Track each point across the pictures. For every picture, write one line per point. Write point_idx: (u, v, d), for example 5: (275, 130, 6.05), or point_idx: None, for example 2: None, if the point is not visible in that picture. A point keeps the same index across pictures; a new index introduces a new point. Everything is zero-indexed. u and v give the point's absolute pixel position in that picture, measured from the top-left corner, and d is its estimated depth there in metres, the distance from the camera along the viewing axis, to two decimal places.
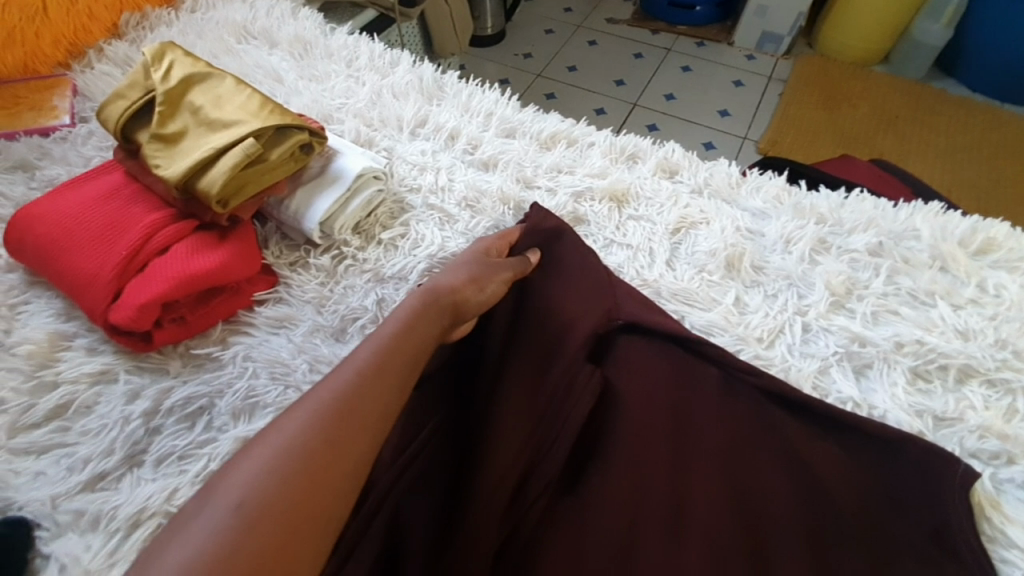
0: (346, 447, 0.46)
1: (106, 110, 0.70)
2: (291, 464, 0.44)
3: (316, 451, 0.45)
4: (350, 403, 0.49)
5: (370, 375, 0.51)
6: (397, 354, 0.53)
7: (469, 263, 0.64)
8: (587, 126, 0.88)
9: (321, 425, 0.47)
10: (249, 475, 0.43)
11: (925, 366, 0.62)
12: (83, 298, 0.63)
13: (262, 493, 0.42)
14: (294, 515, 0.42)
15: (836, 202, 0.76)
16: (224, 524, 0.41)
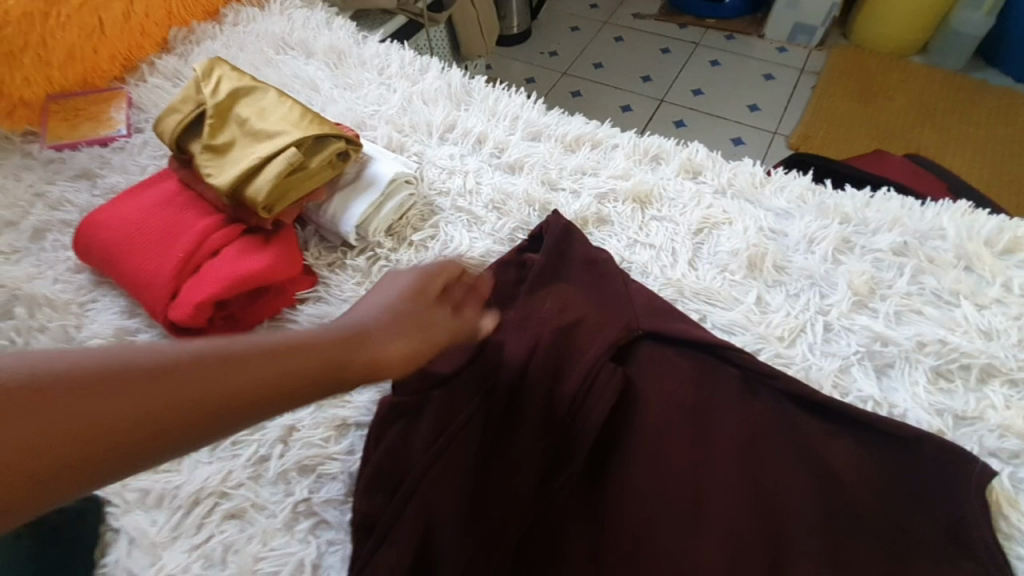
0: (279, 388, 0.48)
1: (163, 123, 0.76)
2: (229, 352, 0.47)
3: (250, 376, 0.47)
4: (314, 349, 0.50)
5: (349, 335, 0.53)
6: (388, 340, 0.55)
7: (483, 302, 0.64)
8: (611, 128, 0.90)
9: (277, 352, 0.49)
10: (186, 357, 0.46)
11: (948, 365, 0.62)
12: (144, 298, 0.68)
13: (181, 373, 0.45)
14: (171, 408, 0.44)
15: (861, 201, 0.76)
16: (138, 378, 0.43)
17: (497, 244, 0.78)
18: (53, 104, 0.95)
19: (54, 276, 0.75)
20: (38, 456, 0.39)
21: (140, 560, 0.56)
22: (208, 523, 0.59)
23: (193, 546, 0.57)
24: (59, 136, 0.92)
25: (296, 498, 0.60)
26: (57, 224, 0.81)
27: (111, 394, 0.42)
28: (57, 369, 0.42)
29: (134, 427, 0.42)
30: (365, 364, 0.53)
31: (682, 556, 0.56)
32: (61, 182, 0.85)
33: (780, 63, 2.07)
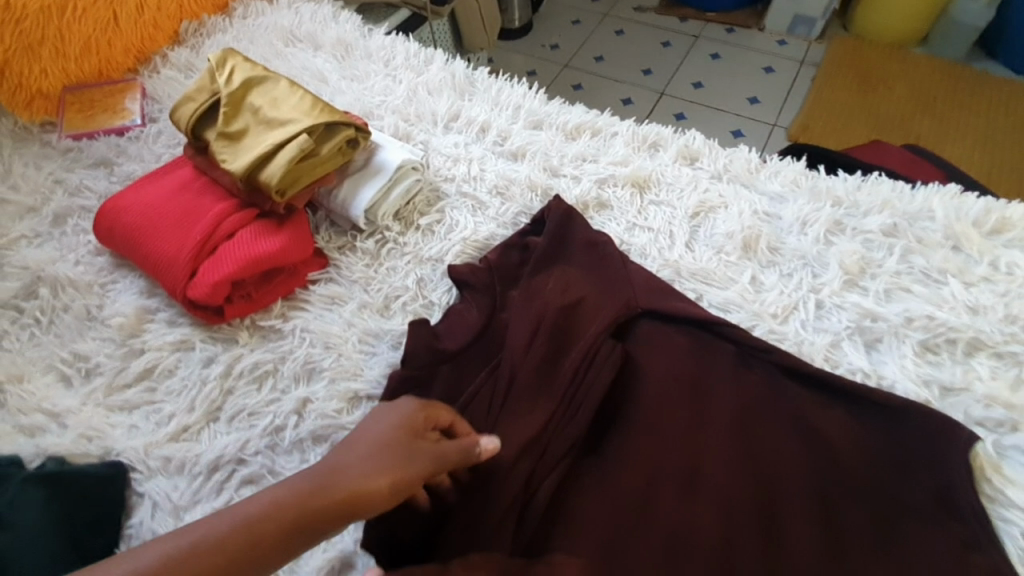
0: (352, 503, 0.49)
1: (179, 111, 0.79)
2: (291, 493, 0.48)
3: (322, 501, 0.48)
4: (367, 460, 0.51)
5: (388, 452, 0.52)
6: (429, 453, 0.54)
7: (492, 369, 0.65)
8: (611, 116, 0.93)
9: (332, 471, 0.50)
10: (260, 500, 0.48)
11: (935, 339, 0.65)
12: (164, 278, 0.72)
13: (263, 517, 0.46)
14: (272, 543, 0.46)
15: (853, 185, 0.78)
16: (227, 528, 0.46)
17: (500, 228, 0.81)
18: (70, 96, 0.98)
19: (75, 258, 0.78)
20: None
21: (164, 523, 0.60)
22: (227, 489, 0.62)
23: (214, 509, 0.60)
24: (76, 126, 0.95)
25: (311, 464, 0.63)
26: (77, 210, 0.84)
27: (209, 543, 0.45)
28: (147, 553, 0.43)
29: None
30: (422, 461, 0.52)
31: (678, 515, 0.59)
32: (79, 170, 0.89)
33: (780, 55, 2.09)
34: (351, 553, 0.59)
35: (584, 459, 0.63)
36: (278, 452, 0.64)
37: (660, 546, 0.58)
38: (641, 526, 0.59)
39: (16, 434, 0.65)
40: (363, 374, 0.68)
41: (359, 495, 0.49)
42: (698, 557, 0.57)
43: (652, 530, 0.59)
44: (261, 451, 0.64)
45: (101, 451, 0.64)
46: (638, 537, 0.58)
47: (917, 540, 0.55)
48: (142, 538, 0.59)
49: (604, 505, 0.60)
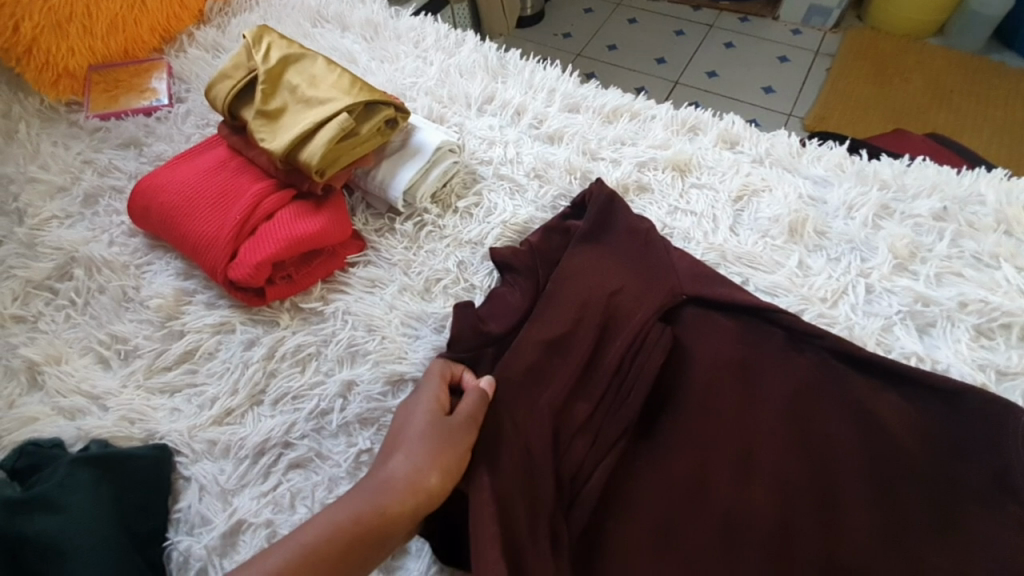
0: (412, 495, 0.52)
1: (214, 89, 0.78)
2: (342, 516, 0.50)
3: (388, 505, 0.51)
4: (413, 453, 0.54)
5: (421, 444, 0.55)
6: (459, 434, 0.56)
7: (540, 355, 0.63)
8: (647, 100, 0.91)
9: (380, 484, 0.52)
10: (317, 526, 0.49)
11: (989, 324, 0.64)
12: (204, 258, 0.71)
13: (326, 539, 0.49)
14: (347, 556, 0.49)
15: (899, 169, 0.77)
16: (296, 556, 0.48)
17: (539, 211, 0.80)
18: (95, 75, 0.97)
19: (110, 240, 0.78)
20: None
21: (213, 507, 0.59)
22: (274, 472, 0.61)
23: (262, 493, 0.59)
24: (102, 106, 0.94)
25: (359, 448, 0.61)
26: (107, 189, 0.84)
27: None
28: None
29: None
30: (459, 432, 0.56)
31: (733, 500, 0.59)
32: (108, 150, 0.89)
33: (797, 45, 2.07)
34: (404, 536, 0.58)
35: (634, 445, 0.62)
36: (325, 436, 0.63)
37: (716, 533, 0.57)
38: (694, 510, 0.58)
39: (56, 416, 0.64)
40: (408, 357, 0.67)
41: (417, 481, 0.53)
42: (755, 542, 0.57)
43: (707, 515, 0.58)
44: (307, 434, 0.63)
45: (144, 434, 0.63)
46: (693, 522, 0.58)
47: (977, 524, 0.55)
48: (190, 521, 0.58)
49: (657, 489, 0.59)
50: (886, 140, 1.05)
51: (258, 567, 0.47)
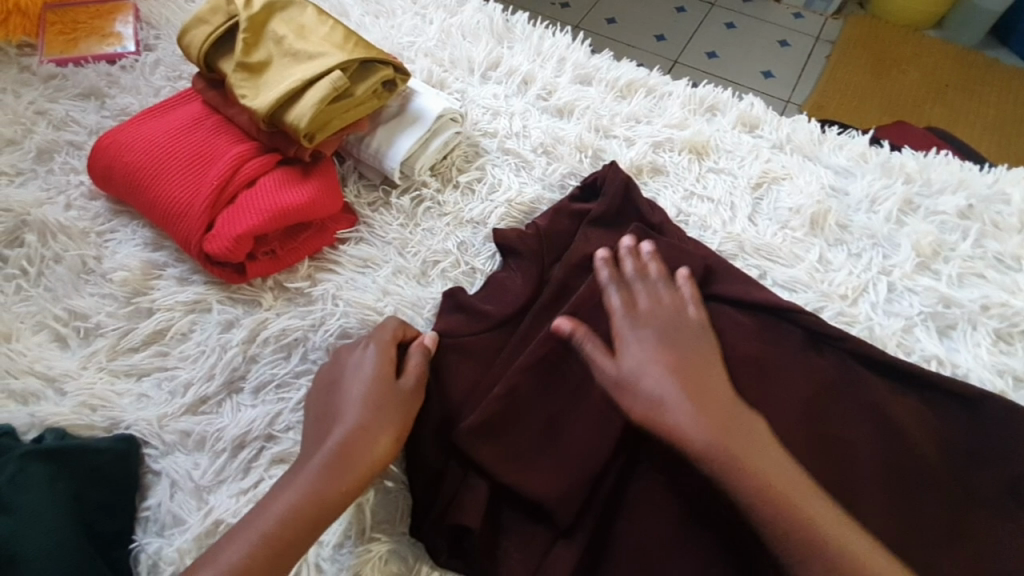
0: (360, 450, 0.51)
1: (189, 35, 0.69)
2: (322, 473, 0.49)
3: (348, 471, 0.50)
4: (353, 409, 0.53)
5: (377, 381, 0.54)
6: (348, 394, 0.54)
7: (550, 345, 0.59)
8: (664, 75, 0.85)
9: (343, 443, 0.51)
10: (297, 488, 0.49)
11: (1009, 328, 0.62)
12: (176, 227, 0.63)
13: (306, 501, 0.48)
14: (338, 494, 0.49)
15: (923, 162, 0.74)
16: (297, 499, 0.48)
17: (547, 190, 0.74)
18: (51, 14, 0.88)
19: (67, 202, 0.70)
20: (326, 506, 0.48)
21: (187, 505, 0.53)
22: (256, 468, 0.55)
23: (242, 490, 0.54)
24: (59, 50, 0.85)
25: None
26: (64, 145, 0.75)
27: (286, 516, 0.47)
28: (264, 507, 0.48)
29: (317, 520, 0.48)
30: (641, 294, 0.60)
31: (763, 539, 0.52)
32: (64, 100, 0.79)
33: (799, 29, 2.02)
34: None
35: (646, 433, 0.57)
36: None
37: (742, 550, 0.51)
38: (711, 511, 0.53)
39: (6, 401, 0.56)
40: None
41: (375, 428, 0.52)
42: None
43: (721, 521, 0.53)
44: (292, 426, 0.57)
45: (108, 423, 0.56)
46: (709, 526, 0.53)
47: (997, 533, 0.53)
48: (161, 521, 0.53)
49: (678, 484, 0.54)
50: (894, 133, 1.03)
51: (231, 548, 0.46)
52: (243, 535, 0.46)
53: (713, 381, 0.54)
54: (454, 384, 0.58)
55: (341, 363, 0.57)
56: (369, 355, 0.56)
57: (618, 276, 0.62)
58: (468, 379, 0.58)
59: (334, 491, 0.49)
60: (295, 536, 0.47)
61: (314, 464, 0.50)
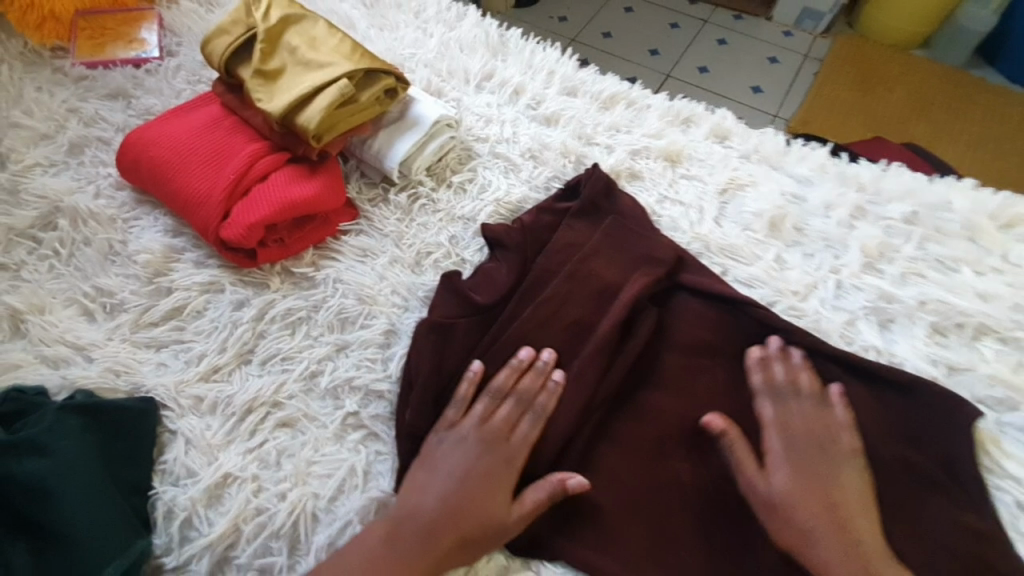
0: (481, 516, 0.55)
1: (211, 44, 0.76)
2: (437, 527, 0.54)
3: (463, 530, 0.54)
4: (469, 467, 0.57)
5: (497, 446, 0.59)
6: (466, 454, 0.58)
7: (529, 325, 0.67)
8: (644, 89, 0.92)
9: (459, 501, 0.55)
10: (411, 526, 0.54)
11: (945, 323, 0.68)
12: (195, 216, 0.70)
13: (421, 545, 0.53)
14: (441, 553, 0.53)
15: (877, 173, 0.80)
16: (412, 540, 0.53)
17: (533, 191, 0.82)
18: (82, 21, 0.95)
19: (96, 191, 0.77)
20: (441, 559, 0.53)
21: (199, 460, 0.60)
22: (261, 430, 0.62)
23: (249, 449, 0.60)
24: (89, 54, 0.92)
25: (346, 411, 0.63)
26: (93, 140, 0.82)
27: (397, 558, 0.52)
28: (372, 536, 0.54)
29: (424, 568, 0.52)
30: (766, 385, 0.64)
31: (744, 537, 0.57)
32: (94, 99, 0.87)
33: (789, 47, 2.11)
34: (387, 497, 0.58)
35: (618, 401, 0.65)
36: (312, 398, 0.64)
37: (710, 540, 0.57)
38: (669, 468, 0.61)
39: (40, 365, 0.63)
40: (398, 327, 0.68)
41: (493, 498, 0.56)
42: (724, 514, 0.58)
43: (673, 480, 0.60)
44: (295, 395, 0.64)
45: (131, 387, 0.63)
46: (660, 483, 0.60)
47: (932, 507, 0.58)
48: (175, 473, 0.59)
49: (636, 445, 0.62)
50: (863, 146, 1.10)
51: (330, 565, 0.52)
52: (352, 554, 0.52)
53: (806, 451, 0.60)
54: (446, 354, 0.66)
55: (459, 419, 0.61)
56: (497, 415, 0.61)
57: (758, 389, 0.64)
58: (458, 352, 0.66)
59: (442, 547, 0.53)
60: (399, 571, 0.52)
61: (427, 508, 0.55)
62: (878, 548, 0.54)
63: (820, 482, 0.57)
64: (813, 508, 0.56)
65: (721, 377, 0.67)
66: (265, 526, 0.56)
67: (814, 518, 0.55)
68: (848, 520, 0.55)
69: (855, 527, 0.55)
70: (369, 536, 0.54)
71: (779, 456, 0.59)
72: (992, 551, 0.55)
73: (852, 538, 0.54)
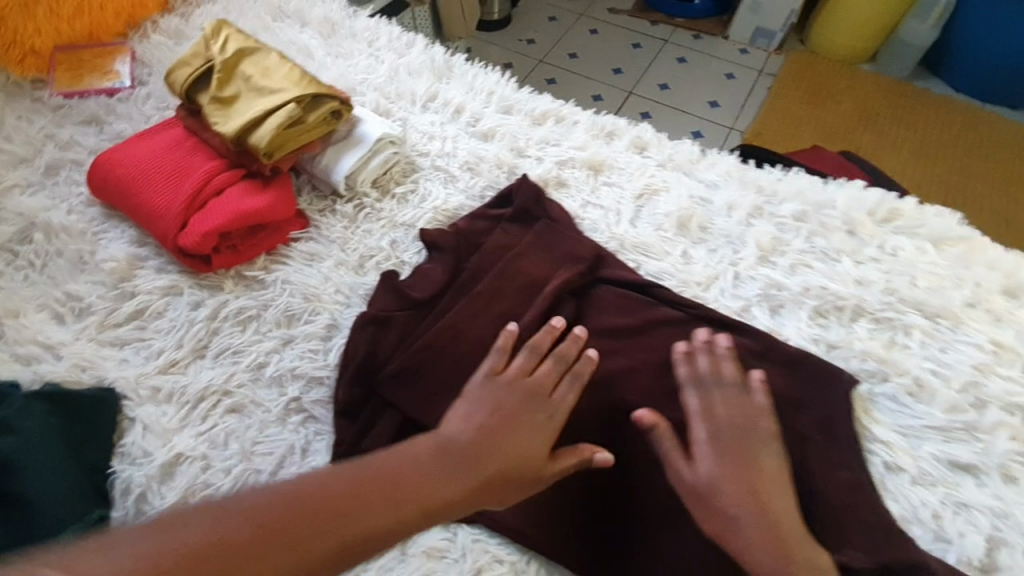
0: (515, 456, 0.59)
1: (173, 75, 0.86)
2: (463, 468, 0.56)
3: (491, 471, 0.57)
4: (497, 413, 0.62)
5: (528, 398, 0.64)
6: (499, 403, 0.63)
7: (460, 316, 0.75)
8: (574, 106, 1.02)
9: (485, 444, 0.58)
10: (433, 468, 0.55)
11: (825, 306, 0.76)
12: (157, 226, 0.78)
13: (445, 483, 0.55)
14: (470, 492, 0.55)
15: (776, 177, 0.89)
16: (438, 480, 0.55)
17: (469, 200, 0.90)
18: (61, 55, 1.04)
19: (68, 208, 0.85)
20: (420, 509, 0.53)
21: (155, 442, 0.66)
22: (212, 415, 0.69)
23: (200, 432, 0.67)
24: (68, 85, 1.01)
25: (289, 397, 0.70)
26: (67, 162, 0.90)
27: (417, 496, 0.53)
28: (322, 492, 0.51)
29: (448, 505, 0.54)
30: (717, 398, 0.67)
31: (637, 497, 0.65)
32: (70, 125, 0.95)
33: (741, 64, 2.23)
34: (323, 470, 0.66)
35: None
36: (259, 386, 0.71)
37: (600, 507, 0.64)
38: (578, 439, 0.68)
39: (13, 362, 0.70)
40: (339, 322, 0.76)
41: (529, 441, 0.60)
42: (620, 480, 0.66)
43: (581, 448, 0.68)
44: (244, 384, 0.71)
45: (95, 379, 0.70)
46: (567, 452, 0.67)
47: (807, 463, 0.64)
48: (132, 454, 0.66)
49: None
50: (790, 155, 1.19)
51: (279, 516, 0.48)
52: (308, 503, 0.50)
53: (750, 449, 0.63)
54: (383, 344, 0.74)
55: (490, 376, 0.66)
56: (524, 372, 0.66)
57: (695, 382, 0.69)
58: (394, 342, 0.74)
59: (463, 487, 0.55)
60: (374, 521, 0.50)
61: (460, 449, 0.57)
62: (790, 529, 0.58)
63: (745, 471, 0.62)
64: (736, 495, 0.60)
65: (638, 359, 0.74)
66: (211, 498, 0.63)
67: (764, 508, 0.59)
68: (768, 505, 0.60)
69: (771, 508, 0.59)
70: (390, 473, 0.54)
71: (704, 451, 0.63)
72: (858, 499, 0.63)
73: (690, 536, 0.62)
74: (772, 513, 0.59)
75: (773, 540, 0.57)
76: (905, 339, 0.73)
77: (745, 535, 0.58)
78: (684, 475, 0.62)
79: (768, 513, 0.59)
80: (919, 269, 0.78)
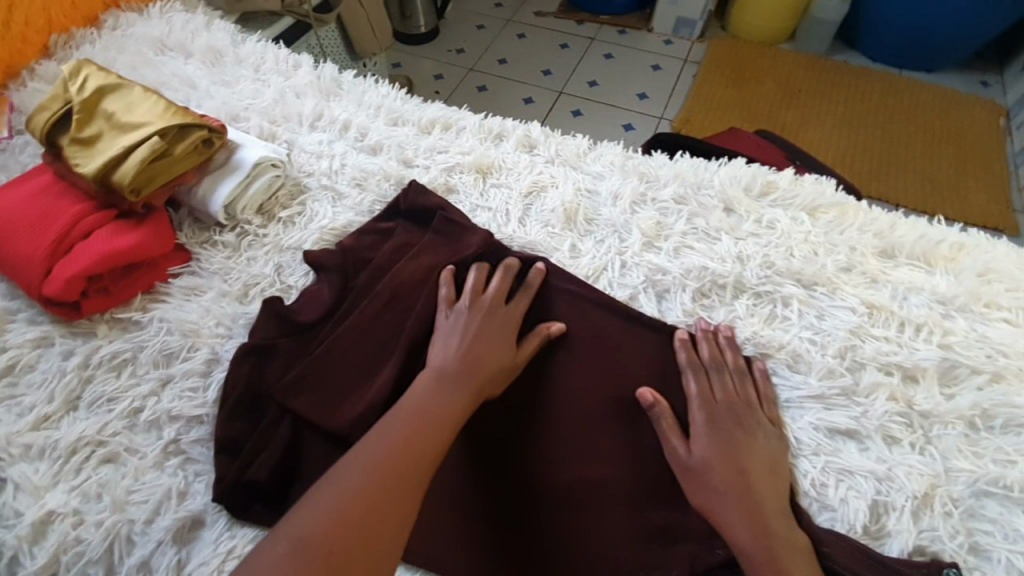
0: (491, 357, 0.69)
1: (32, 121, 0.84)
2: (456, 384, 0.66)
3: (479, 376, 0.67)
4: (467, 326, 0.71)
5: (491, 311, 0.73)
6: (466, 319, 0.72)
7: (348, 332, 0.74)
8: (462, 112, 1.02)
9: (466, 356, 0.68)
10: (435, 396, 0.64)
11: (706, 286, 0.77)
12: (21, 277, 0.76)
13: (445, 400, 0.64)
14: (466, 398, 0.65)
15: (658, 164, 0.91)
16: (440, 401, 0.64)
17: (358, 216, 0.89)
18: None
19: None
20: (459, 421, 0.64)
21: (24, 502, 0.64)
22: (86, 467, 0.66)
23: (73, 486, 0.65)
24: None
25: (166, 439, 0.68)
26: None
27: (430, 419, 0.62)
28: (390, 441, 0.60)
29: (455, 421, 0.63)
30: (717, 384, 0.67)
31: (536, 494, 0.65)
32: None
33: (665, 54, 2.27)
34: (199, 511, 0.64)
35: None
36: (136, 432, 0.69)
37: (501, 512, 0.64)
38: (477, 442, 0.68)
39: None
40: (220, 354, 0.74)
41: (500, 342, 0.71)
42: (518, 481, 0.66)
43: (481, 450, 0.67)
44: (120, 431, 0.69)
45: None
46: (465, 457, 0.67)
47: (702, 448, 0.63)
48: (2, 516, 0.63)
49: None
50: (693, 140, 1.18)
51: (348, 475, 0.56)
52: (362, 461, 0.58)
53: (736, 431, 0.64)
54: (268, 372, 0.72)
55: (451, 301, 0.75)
56: (479, 290, 0.75)
57: (698, 361, 0.69)
58: (280, 369, 0.73)
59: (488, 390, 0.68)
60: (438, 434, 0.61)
61: (446, 367, 0.67)
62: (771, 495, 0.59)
63: (734, 441, 0.63)
64: (720, 479, 0.60)
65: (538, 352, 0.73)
66: (83, 554, 0.61)
67: (737, 477, 0.60)
68: (752, 475, 0.60)
69: (753, 481, 0.60)
70: (399, 422, 0.62)
71: (707, 429, 0.64)
72: None
73: (659, 516, 0.62)
74: (755, 484, 0.60)
75: (750, 512, 0.58)
76: (785, 310, 0.74)
77: (729, 514, 0.58)
78: (680, 453, 0.63)
79: (747, 482, 0.60)
80: (795, 239, 0.80)
